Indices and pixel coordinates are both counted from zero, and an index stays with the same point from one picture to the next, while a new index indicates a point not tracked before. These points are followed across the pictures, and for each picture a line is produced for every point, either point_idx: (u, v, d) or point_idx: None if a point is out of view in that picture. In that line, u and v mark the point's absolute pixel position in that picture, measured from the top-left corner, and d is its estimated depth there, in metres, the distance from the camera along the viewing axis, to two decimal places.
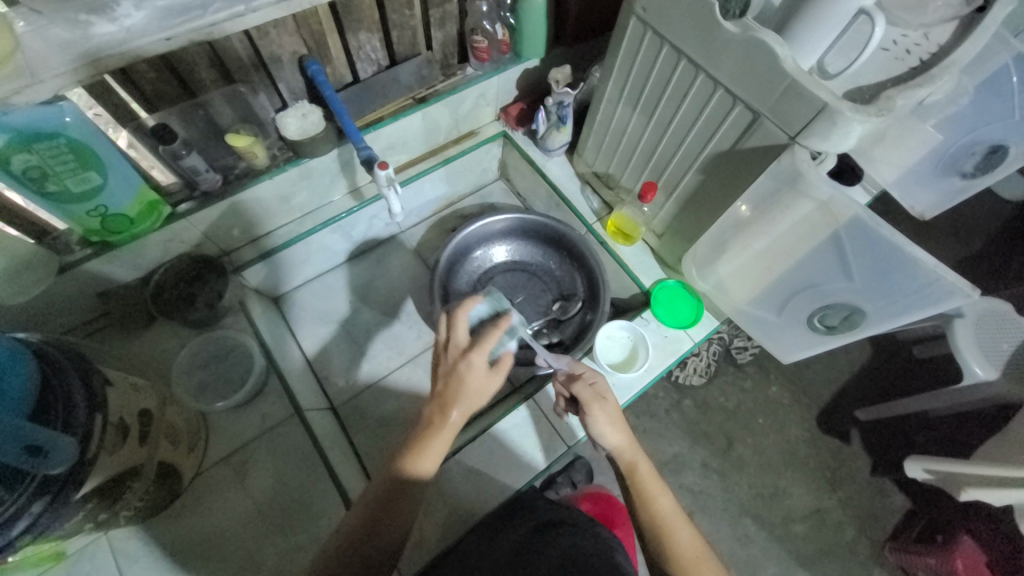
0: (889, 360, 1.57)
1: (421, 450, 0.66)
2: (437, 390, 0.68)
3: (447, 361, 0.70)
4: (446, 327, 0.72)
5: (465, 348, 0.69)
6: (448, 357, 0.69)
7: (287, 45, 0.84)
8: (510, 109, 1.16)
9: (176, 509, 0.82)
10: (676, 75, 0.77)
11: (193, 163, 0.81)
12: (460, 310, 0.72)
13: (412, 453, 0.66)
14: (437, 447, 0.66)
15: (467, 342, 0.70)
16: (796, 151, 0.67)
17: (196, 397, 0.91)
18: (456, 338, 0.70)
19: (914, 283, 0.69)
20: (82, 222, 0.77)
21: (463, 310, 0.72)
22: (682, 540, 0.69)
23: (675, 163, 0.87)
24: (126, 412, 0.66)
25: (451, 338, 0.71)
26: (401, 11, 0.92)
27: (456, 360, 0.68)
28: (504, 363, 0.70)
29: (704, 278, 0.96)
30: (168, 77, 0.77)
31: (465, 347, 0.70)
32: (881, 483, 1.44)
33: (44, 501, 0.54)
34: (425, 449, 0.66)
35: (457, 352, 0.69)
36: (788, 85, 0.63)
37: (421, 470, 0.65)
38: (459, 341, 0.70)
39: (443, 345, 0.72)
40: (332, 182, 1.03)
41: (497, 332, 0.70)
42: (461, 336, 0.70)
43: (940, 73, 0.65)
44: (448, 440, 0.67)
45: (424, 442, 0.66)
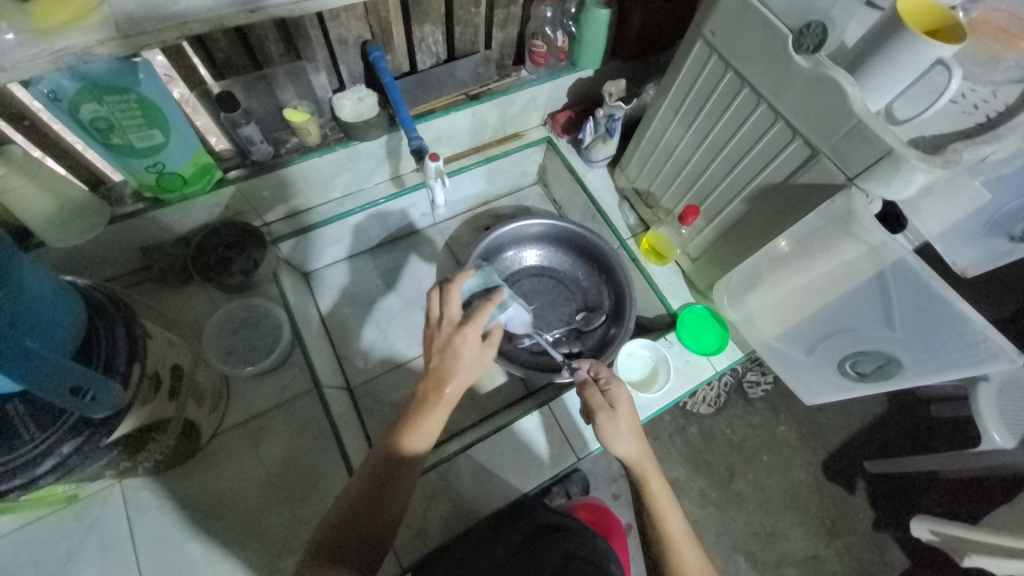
0: (906, 415, 1.54)
1: (421, 423, 0.67)
2: (432, 366, 0.69)
3: (442, 335, 0.70)
4: (439, 301, 0.72)
5: (460, 323, 0.70)
6: (443, 332, 0.70)
7: (354, 29, 0.86)
8: (558, 115, 1.16)
9: (192, 465, 0.84)
10: (737, 102, 0.77)
11: (250, 133, 0.83)
12: (454, 283, 0.71)
13: (411, 426, 0.67)
14: (434, 419, 0.68)
15: (460, 316, 0.71)
16: (852, 193, 0.66)
17: (221, 360, 0.92)
18: (449, 313, 0.71)
19: (958, 338, 0.67)
20: (139, 176, 0.79)
21: (457, 283, 0.72)
22: (688, 562, 0.69)
23: (722, 189, 0.87)
24: (161, 365, 0.67)
25: (446, 312, 0.71)
26: (467, 7, 0.93)
27: (451, 334, 0.70)
28: (494, 337, 0.73)
29: (734, 308, 0.95)
30: (238, 47, 0.79)
31: (459, 321, 0.71)
32: (881, 538, 1.41)
33: (74, 443, 0.55)
34: (426, 421, 0.67)
35: (451, 327, 0.70)
36: (853, 126, 0.62)
37: (419, 443, 0.67)
38: (451, 314, 0.71)
39: (435, 318, 0.72)
40: (377, 167, 1.05)
41: (490, 307, 0.71)
42: (455, 310, 0.71)
43: (1008, 132, 0.64)
44: (445, 414, 0.69)
45: (424, 415, 0.67)
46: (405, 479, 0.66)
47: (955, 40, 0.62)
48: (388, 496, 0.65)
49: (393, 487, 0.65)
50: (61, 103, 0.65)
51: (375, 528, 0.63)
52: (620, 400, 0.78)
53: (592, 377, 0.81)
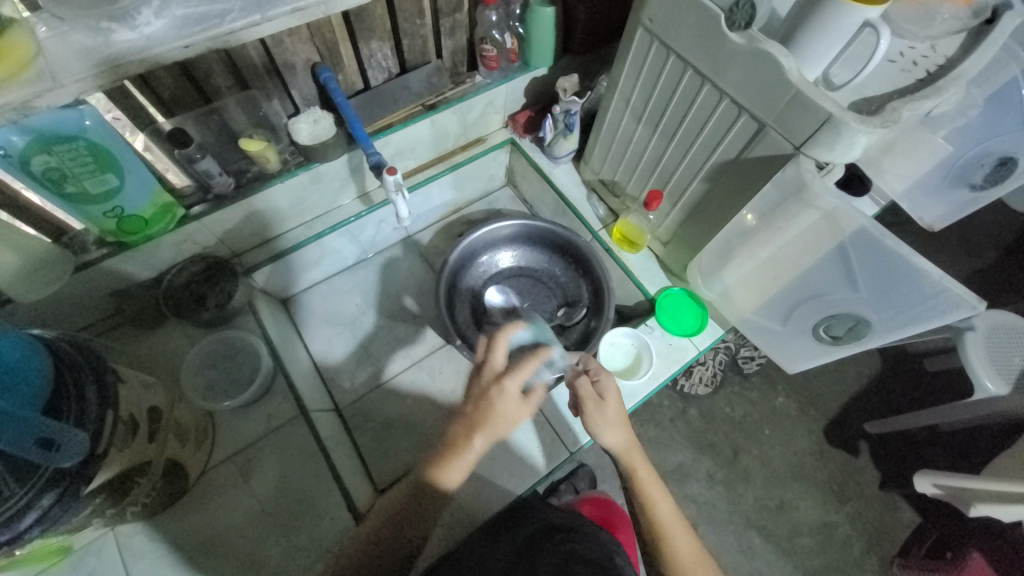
0: (899, 372, 1.55)
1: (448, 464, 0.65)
2: (467, 411, 0.67)
3: (482, 383, 0.69)
4: (486, 347, 0.70)
5: (501, 373, 0.68)
6: (482, 380, 0.68)
7: (300, 52, 0.87)
8: (518, 116, 1.17)
9: (185, 505, 0.83)
10: (682, 84, 0.78)
11: (207, 166, 0.83)
12: (502, 333, 0.69)
13: (434, 470, 0.65)
14: (460, 467, 0.65)
15: (504, 367, 0.69)
16: (801, 161, 0.67)
17: (204, 395, 0.92)
18: (494, 362, 0.69)
19: (918, 292, 0.68)
20: (99, 223, 0.79)
21: (504, 332, 0.70)
22: (681, 549, 0.69)
23: (681, 171, 0.88)
24: (137, 408, 0.67)
25: (488, 359, 0.69)
26: (412, 20, 0.94)
27: (490, 383, 0.67)
28: (536, 394, 0.68)
29: (709, 286, 0.96)
30: (185, 83, 0.80)
31: (502, 372, 0.68)
32: (889, 498, 1.41)
33: (54, 494, 0.55)
34: (450, 466, 0.65)
35: (492, 377, 0.68)
36: (793, 96, 0.63)
37: (442, 485, 0.65)
38: (496, 364, 0.69)
39: (479, 364, 0.70)
40: (342, 186, 1.05)
41: (535, 362, 0.67)
42: (498, 359, 0.69)
43: (948, 84, 0.65)
44: (469, 463, 0.65)
45: (448, 460, 0.65)
46: (431, 506, 0.66)
47: None
48: (412, 521, 0.65)
49: (419, 513, 0.65)
50: (11, 158, 0.65)
51: (400, 553, 0.64)
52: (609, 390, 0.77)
53: (584, 368, 0.79)
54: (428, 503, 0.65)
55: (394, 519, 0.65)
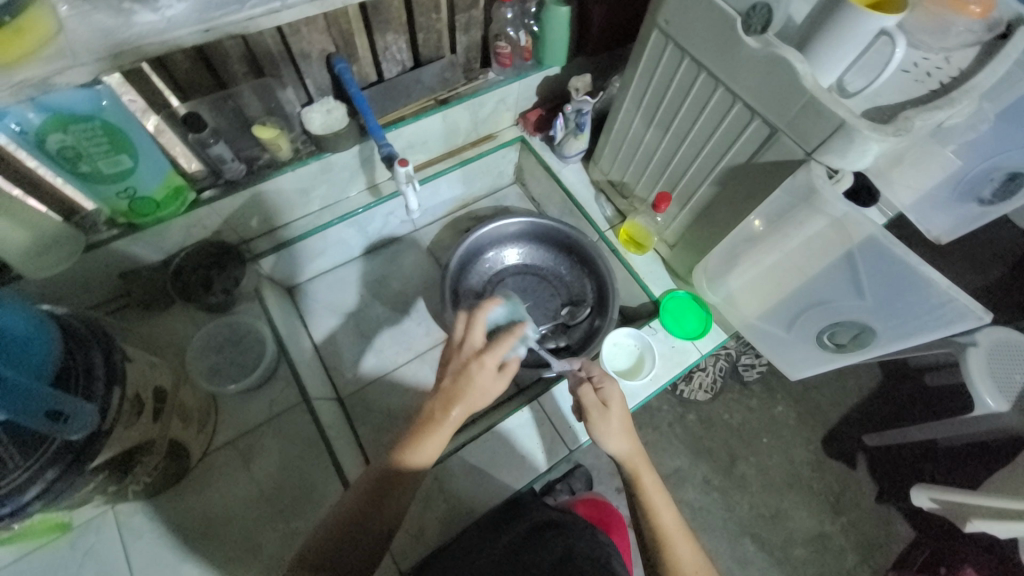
0: (901, 386, 1.55)
1: (419, 445, 0.66)
2: (444, 387, 0.68)
3: (460, 359, 0.69)
4: (464, 325, 0.71)
5: (479, 350, 0.69)
6: (461, 356, 0.69)
7: (316, 42, 0.87)
8: (529, 114, 1.17)
9: (184, 487, 0.84)
10: (696, 87, 0.78)
11: (219, 152, 0.83)
12: (480, 312, 0.70)
13: (409, 446, 0.66)
14: (435, 440, 0.67)
15: (482, 344, 0.70)
16: (812, 167, 0.67)
17: (207, 379, 0.92)
18: (472, 339, 0.70)
19: (927, 303, 0.68)
20: (111, 203, 0.80)
21: (484, 311, 0.71)
22: (683, 559, 0.68)
23: (691, 174, 0.88)
24: (143, 388, 0.68)
25: (467, 338, 0.70)
26: (427, 14, 0.94)
27: (469, 360, 0.68)
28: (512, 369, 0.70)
29: (715, 290, 0.96)
30: (201, 68, 0.80)
31: (480, 349, 0.69)
32: (885, 511, 1.41)
33: (58, 469, 0.55)
34: (425, 438, 0.66)
35: (470, 353, 0.69)
36: (806, 102, 0.64)
37: (416, 463, 0.66)
38: (474, 341, 0.70)
39: (457, 342, 0.71)
40: (352, 177, 1.06)
41: (511, 339, 0.68)
42: (477, 337, 0.69)
43: (961, 96, 0.65)
44: (446, 435, 0.67)
45: (425, 432, 0.66)
46: (404, 490, 0.66)
47: (896, 11, 0.64)
48: (383, 503, 0.65)
49: (390, 501, 0.65)
50: (28, 135, 0.66)
51: (375, 537, 0.64)
52: (612, 397, 0.78)
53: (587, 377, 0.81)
54: (397, 488, 0.65)
55: (366, 504, 0.64)
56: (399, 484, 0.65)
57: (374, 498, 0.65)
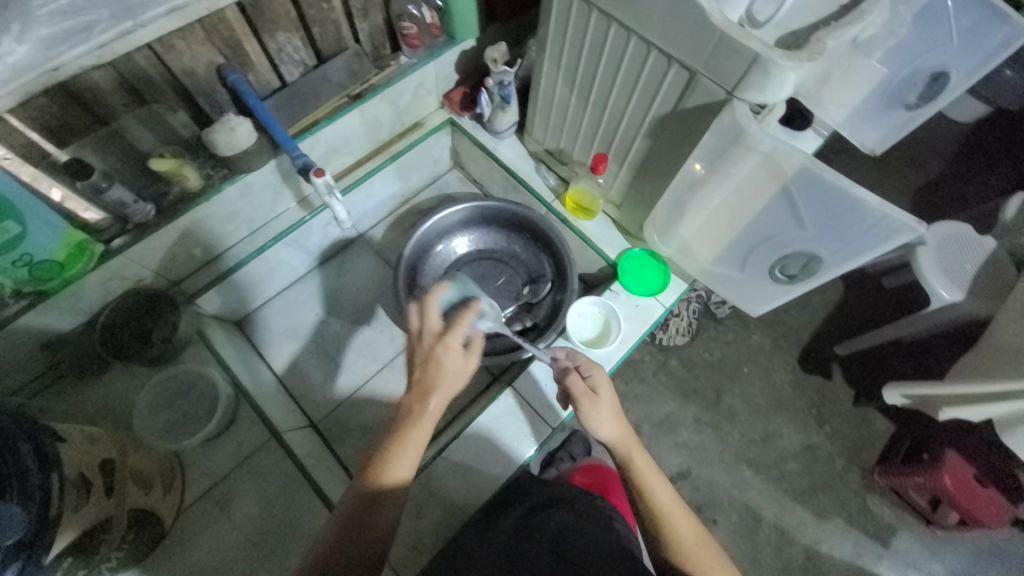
0: (863, 294, 1.61)
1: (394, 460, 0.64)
2: (413, 380, 0.67)
3: (423, 348, 0.68)
4: (419, 314, 0.70)
5: (440, 333, 0.68)
6: (423, 344, 0.68)
7: (200, 56, 0.79)
8: (453, 94, 1.12)
9: (164, 552, 0.79)
10: (610, 40, 0.75)
11: (118, 195, 0.77)
12: (432, 295, 0.70)
13: (388, 455, 0.64)
14: (413, 447, 0.65)
15: (441, 328, 0.69)
16: (736, 106, 0.66)
17: (162, 438, 0.88)
18: (429, 326, 0.69)
19: (864, 223, 0.69)
20: (11, 276, 0.73)
21: (434, 295, 0.71)
22: (683, 531, 0.69)
23: (622, 131, 0.86)
24: (86, 466, 0.64)
25: (424, 325, 0.69)
26: (317, 4, 0.87)
27: (432, 345, 0.67)
28: (477, 344, 0.70)
29: (667, 243, 0.96)
30: (74, 109, 0.72)
31: (441, 331, 0.69)
32: (863, 412, 1.49)
33: (15, 568, 0.51)
34: (407, 437, 0.65)
35: (431, 339, 0.68)
36: (718, 39, 0.61)
37: (393, 478, 0.63)
38: (432, 327, 0.69)
39: (416, 332, 0.70)
40: (276, 194, 0.99)
41: (469, 313, 0.69)
42: (434, 321, 0.69)
43: (870, 7, 0.64)
44: (427, 432, 0.66)
45: (403, 438, 0.64)
46: (393, 506, 0.63)
47: None
48: (368, 521, 0.62)
49: (370, 520, 0.62)
50: None
51: (366, 550, 0.61)
52: (600, 384, 0.79)
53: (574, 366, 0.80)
54: (382, 505, 0.63)
55: (359, 517, 0.61)
56: (382, 500, 0.63)
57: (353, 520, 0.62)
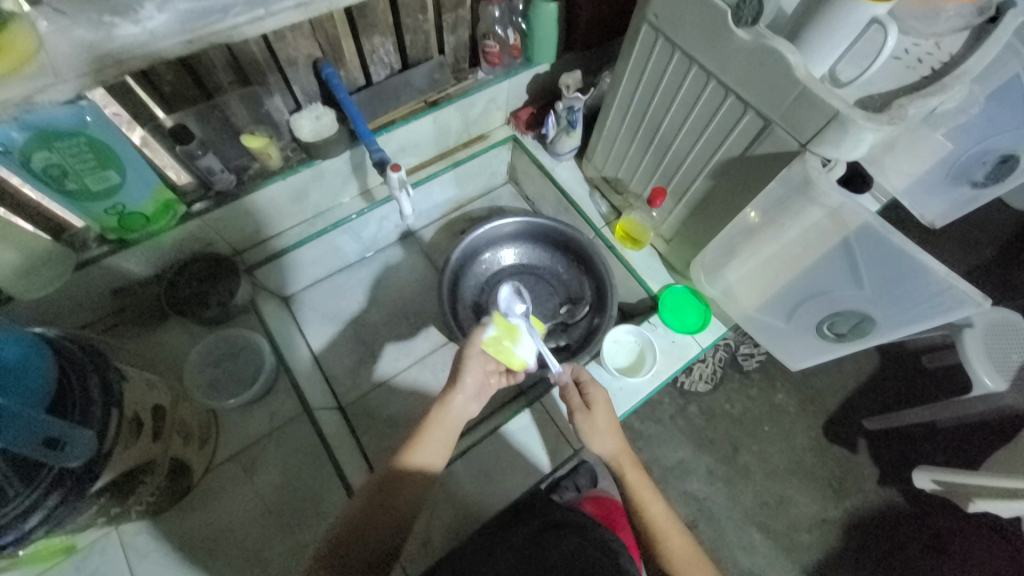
0: (900, 369, 1.56)
1: (420, 446, 0.72)
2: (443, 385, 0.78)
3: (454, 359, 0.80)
4: None
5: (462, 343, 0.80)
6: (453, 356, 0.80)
7: (302, 48, 0.86)
8: (521, 113, 1.17)
9: (189, 504, 0.83)
10: (688, 81, 0.78)
11: (209, 163, 0.82)
12: None
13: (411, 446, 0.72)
14: (429, 443, 0.72)
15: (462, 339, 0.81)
16: (808, 158, 0.67)
17: (206, 394, 0.92)
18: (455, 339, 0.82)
19: (924, 290, 0.69)
20: (100, 220, 0.78)
21: None
22: (675, 545, 0.74)
23: (686, 168, 0.88)
24: (141, 408, 0.67)
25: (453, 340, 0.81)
26: (414, 16, 0.93)
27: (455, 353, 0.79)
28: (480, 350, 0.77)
29: (713, 284, 0.96)
30: (186, 80, 0.78)
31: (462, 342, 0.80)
32: (889, 494, 1.41)
33: (59, 494, 0.54)
34: (426, 434, 0.73)
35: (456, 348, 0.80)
36: (800, 93, 0.63)
37: (411, 466, 0.70)
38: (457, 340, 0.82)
39: None
40: (343, 184, 1.04)
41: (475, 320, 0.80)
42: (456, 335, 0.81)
43: (953, 82, 0.65)
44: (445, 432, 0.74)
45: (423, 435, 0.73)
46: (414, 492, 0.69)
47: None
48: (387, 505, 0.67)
49: (402, 504, 0.68)
50: (12, 155, 0.64)
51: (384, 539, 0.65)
52: (598, 400, 0.82)
53: (574, 379, 0.85)
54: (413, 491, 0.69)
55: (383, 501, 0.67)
56: (402, 486, 0.69)
57: (385, 506, 0.67)
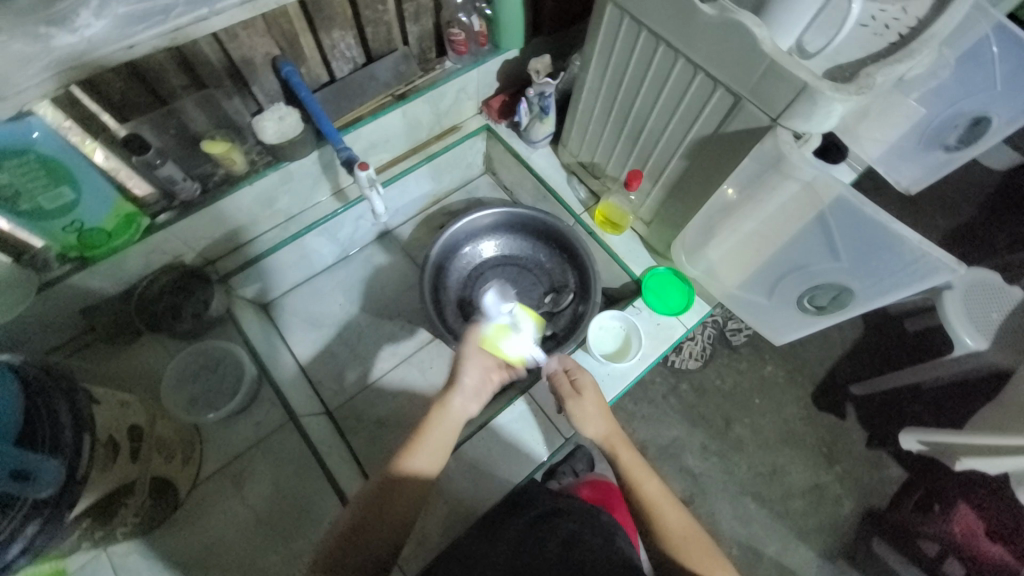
0: (882, 335, 1.58)
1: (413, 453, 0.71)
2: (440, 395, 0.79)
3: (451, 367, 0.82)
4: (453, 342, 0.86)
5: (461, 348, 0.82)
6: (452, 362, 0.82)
7: (259, 46, 0.82)
8: (492, 101, 1.14)
9: (176, 522, 0.81)
10: (656, 60, 0.76)
11: (168, 172, 0.79)
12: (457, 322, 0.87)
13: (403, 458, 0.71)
14: (424, 451, 0.72)
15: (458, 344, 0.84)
16: (778, 133, 0.66)
17: (187, 410, 0.90)
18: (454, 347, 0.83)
19: (900, 262, 0.69)
20: (59, 239, 0.76)
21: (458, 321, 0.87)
22: (671, 521, 0.71)
23: (660, 149, 0.86)
24: (116, 430, 0.65)
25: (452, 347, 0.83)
26: (374, 6, 0.90)
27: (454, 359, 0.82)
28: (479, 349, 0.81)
29: (694, 264, 0.96)
30: (137, 86, 0.75)
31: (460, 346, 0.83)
32: (876, 456, 1.45)
33: (37, 523, 0.53)
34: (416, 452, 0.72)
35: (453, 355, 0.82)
36: (767, 66, 0.62)
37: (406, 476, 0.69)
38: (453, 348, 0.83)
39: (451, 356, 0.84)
40: (314, 184, 1.02)
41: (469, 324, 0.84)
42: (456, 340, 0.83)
43: (920, 47, 0.64)
44: (440, 440, 0.74)
45: (415, 448, 0.72)
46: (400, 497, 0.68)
47: None
48: (381, 516, 0.66)
49: (390, 509, 0.67)
50: None
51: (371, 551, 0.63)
52: (587, 385, 0.83)
53: (562, 368, 0.85)
54: (398, 496, 0.68)
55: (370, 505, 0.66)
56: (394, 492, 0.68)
57: (374, 511, 0.66)
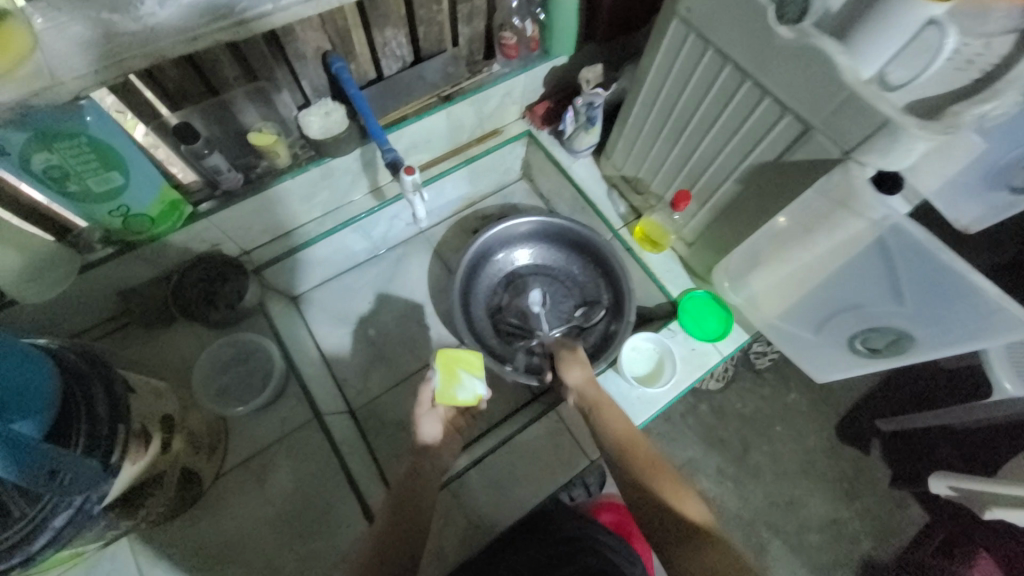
0: (916, 372, 1.51)
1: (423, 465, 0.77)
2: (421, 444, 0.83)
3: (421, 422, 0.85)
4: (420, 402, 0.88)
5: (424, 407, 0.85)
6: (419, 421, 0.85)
7: (311, 41, 0.81)
8: (536, 107, 1.12)
9: (197, 513, 0.82)
10: (720, 80, 0.73)
11: (215, 163, 0.79)
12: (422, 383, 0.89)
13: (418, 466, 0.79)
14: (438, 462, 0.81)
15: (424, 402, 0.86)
16: (851, 166, 0.63)
17: (217, 401, 0.90)
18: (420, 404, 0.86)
19: (973, 312, 0.65)
20: (104, 222, 0.76)
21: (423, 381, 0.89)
22: (641, 453, 0.75)
23: (712, 171, 0.83)
24: (149, 420, 0.65)
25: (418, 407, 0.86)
26: (428, 6, 0.88)
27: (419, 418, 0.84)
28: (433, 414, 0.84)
29: (736, 290, 0.93)
30: (190, 75, 0.75)
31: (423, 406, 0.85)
32: (899, 496, 1.40)
33: (66, 515, 0.53)
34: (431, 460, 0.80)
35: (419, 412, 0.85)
36: (846, 96, 0.59)
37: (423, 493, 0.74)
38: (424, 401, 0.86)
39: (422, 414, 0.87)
40: (354, 181, 1.01)
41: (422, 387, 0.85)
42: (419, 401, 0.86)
43: (1004, 88, 0.59)
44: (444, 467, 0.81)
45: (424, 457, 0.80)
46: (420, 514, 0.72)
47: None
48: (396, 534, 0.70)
49: (405, 526, 0.70)
50: (11, 156, 0.62)
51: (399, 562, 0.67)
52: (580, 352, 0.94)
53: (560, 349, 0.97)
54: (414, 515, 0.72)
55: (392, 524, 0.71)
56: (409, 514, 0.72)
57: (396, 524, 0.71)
